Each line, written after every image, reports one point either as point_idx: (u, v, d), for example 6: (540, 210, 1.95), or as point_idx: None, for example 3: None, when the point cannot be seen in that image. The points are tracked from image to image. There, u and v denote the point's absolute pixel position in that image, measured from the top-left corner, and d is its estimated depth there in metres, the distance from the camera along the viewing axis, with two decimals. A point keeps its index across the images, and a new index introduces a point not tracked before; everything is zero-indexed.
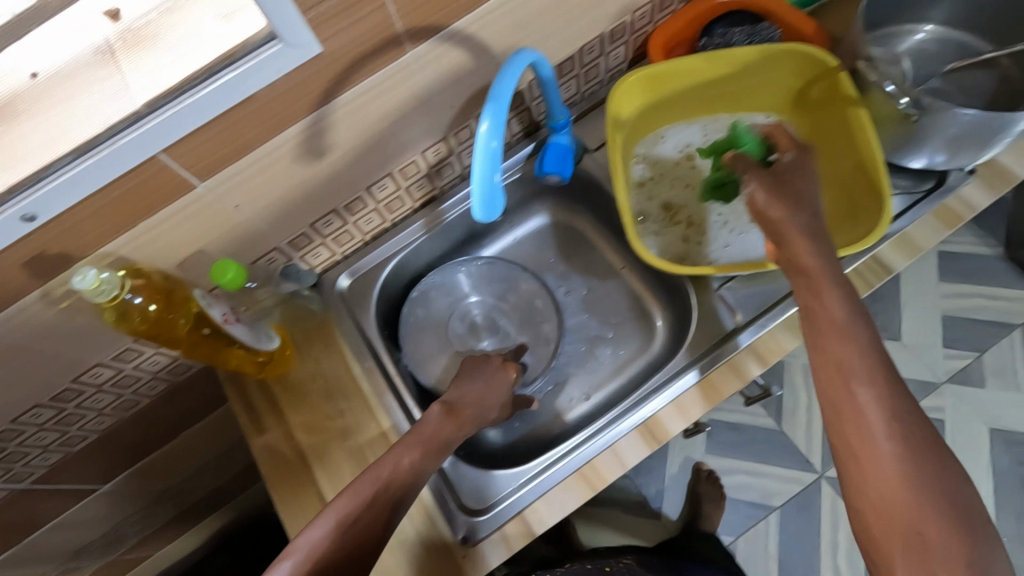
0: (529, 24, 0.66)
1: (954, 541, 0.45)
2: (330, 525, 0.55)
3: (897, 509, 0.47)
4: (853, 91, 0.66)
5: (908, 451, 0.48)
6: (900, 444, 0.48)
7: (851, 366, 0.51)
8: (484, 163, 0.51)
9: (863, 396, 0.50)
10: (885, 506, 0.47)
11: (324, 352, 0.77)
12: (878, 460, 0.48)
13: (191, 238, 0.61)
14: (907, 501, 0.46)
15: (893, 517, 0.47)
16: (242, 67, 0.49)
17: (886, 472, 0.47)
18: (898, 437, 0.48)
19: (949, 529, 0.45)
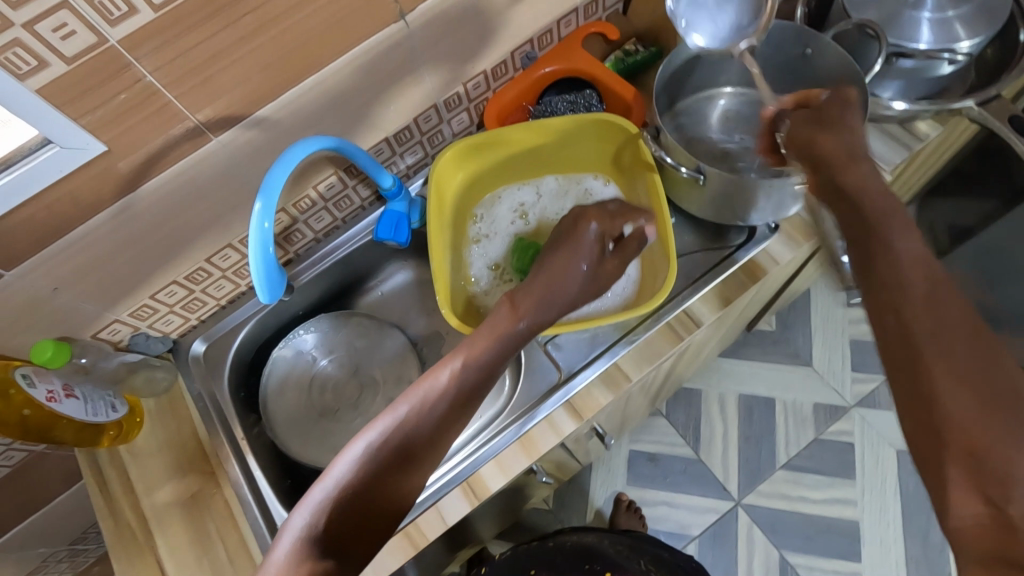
0: (345, 103, 0.70)
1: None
2: (363, 460, 0.52)
3: (1001, 440, 0.37)
4: (648, 158, 0.71)
5: (985, 408, 0.38)
6: (968, 393, 0.39)
7: (898, 302, 0.43)
8: (257, 243, 0.56)
9: (938, 344, 0.41)
10: (967, 441, 0.38)
11: (173, 417, 0.79)
12: (975, 366, 0.39)
13: (10, 320, 0.64)
14: (1023, 466, 0.36)
15: (982, 454, 0.37)
16: (18, 171, 0.52)
17: (1011, 440, 0.37)
18: (959, 370, 0.39)
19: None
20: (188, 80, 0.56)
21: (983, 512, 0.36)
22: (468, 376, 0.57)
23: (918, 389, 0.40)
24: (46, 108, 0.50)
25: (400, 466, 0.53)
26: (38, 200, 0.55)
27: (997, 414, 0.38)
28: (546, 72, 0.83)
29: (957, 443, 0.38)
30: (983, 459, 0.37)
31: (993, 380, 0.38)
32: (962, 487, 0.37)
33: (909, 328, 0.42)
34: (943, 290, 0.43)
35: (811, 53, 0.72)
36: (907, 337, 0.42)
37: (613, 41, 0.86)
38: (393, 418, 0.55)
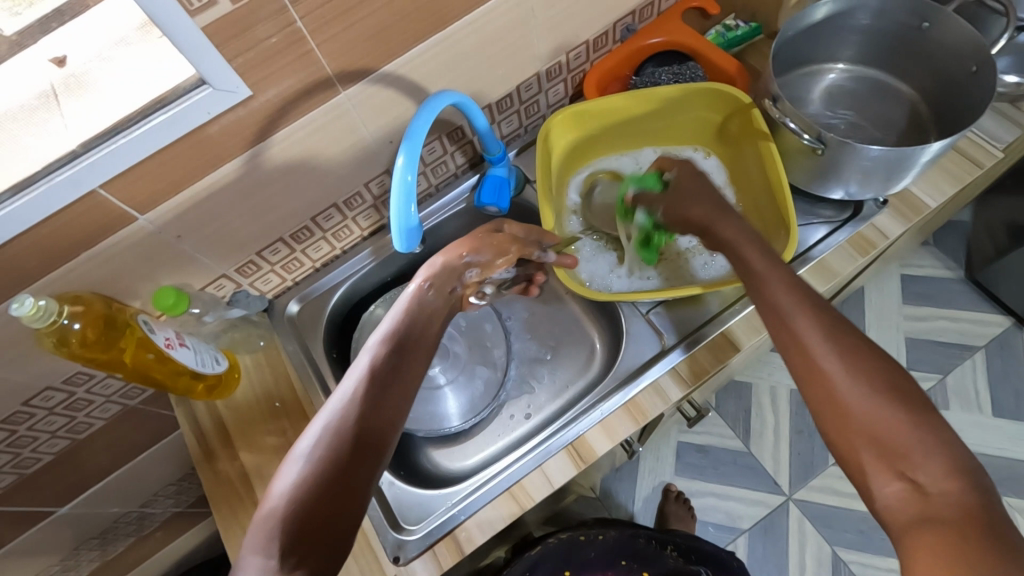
0: (459, 64, 0.70)
1: (909, 431, 0.46)
2: (330, 432, 0.51)
3: (890, 422, 0.47)
4: (763, 126, 0.71)
5: (881, 397, 0.48)
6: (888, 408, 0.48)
7: (809, 353, 0.52)
8: (399, 193, 0.58)
9: (813, 344, 0.52)
10: (885, 440, 0.47)
11: (270, 375, 0.80)
12: (872, 402, 0.48)
13: (135, 266, 0.65)
14: (917, 454, 0.45)
15: (890, 446, 0.47)
16: (172, 110, 0.53)
17: (893, 426, 0.47)
18: (853, 388, 0.49)
19: (952, 466, 0.45)
20: (331, 29, 0.57)
21: (902, 487, 0.45)
22: (388, 351, 0.58)
23: (848, 445, 0.49)
24: (207, 46, 0.51)
25: (373, 425, 0.53)
26: (184, 141, 0.56)
27: (889, 397, 0.48)
28: (651, 43, 0.83)
29: (868, 438, 0.47)
30: (891, 446, 0.46)
31: (857, 362, 0.50)
32: (879, 473, 0.47)
33: (832, 358, 0.51)
34: (813, 304, 0.54)
35: (929, 27, 0.71)
36: (837, 403, 0.49)
37: (713, 16, 0.86)
38: (341, 396, 0.55)
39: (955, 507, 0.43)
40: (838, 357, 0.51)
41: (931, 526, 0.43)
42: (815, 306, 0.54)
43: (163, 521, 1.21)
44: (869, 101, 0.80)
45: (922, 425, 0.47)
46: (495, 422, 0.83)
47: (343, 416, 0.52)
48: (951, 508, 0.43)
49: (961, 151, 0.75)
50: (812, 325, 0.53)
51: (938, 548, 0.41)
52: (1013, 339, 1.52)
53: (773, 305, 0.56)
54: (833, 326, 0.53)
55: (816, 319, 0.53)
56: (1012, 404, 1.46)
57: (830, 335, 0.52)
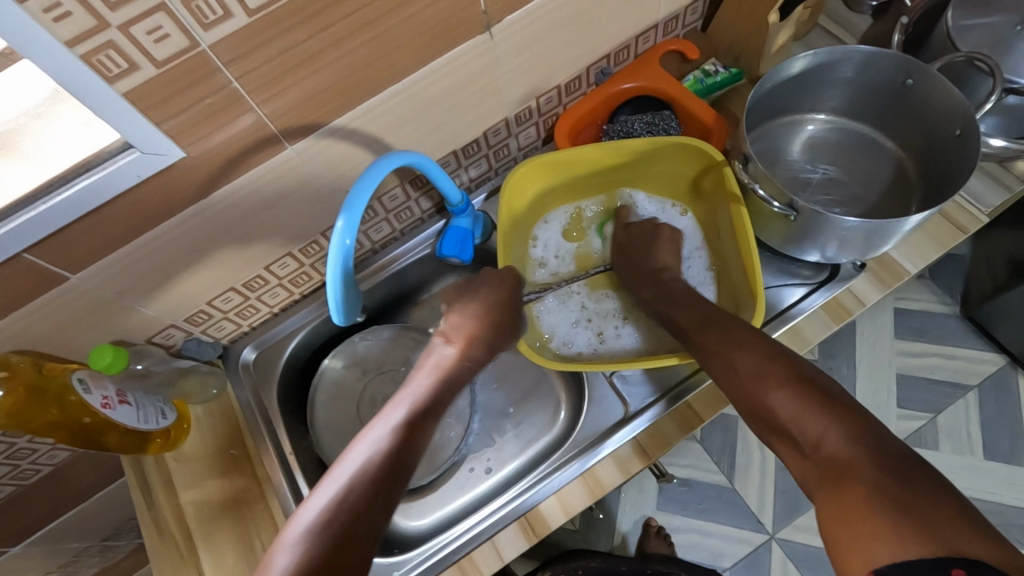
0: (418, 114, 0.67)
1: (824, 418, 0.51)
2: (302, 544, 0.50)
3: (784, 402, 0.54)
4: (734, 187, 0.68)
5: (776, 385, 0.55)
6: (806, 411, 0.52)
7: (733, 359, 0.59)
8: (336, 257, 0.54)
9: (733, 358, 0.58)
10: (786, 421, 0.53)
11: (220, 426, 0.77)
12: (765, 403, 0.55)
13: (70, 324, 0.62)
14: (813, 421, 0.52)
15: (785, 422, 0.53)
16: (97, 175, 0.50)
17: (789, 408, 0.53)
18: (749, 379, 0.57)
19: (845, 427, 0.50)
20: (274, 86, 0.54)
21: (807, 455, 0.51)
22: (402, 428, 0.59)
23: (760, 424, 0.56)
24: (132, 111, 0.48)
25: (377, 495, 0.54)
26: (115, 203, 0.54)
27: (795, 392, 0.54)
28: (625, 88, 0.80)
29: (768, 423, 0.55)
30: (791, 427, 0.53)
31: (760, 354, 0.58)
32: (784, 446, 0.53)
33: (733, 356, 0.59)
34: (709, 325, 0.63)
35: (913, 84, 0.68)
36: (745, 402, 0.57)
37: (692, 60, 0.82)
38: (354, 459, 0.57)
39: (851, 456, 0.48)
40: (746, 357, 0.58)
41: (835, 484, 0.48)
42: (718, 326, 0.62)
43: (128, 551, 1.18)
44: (853, 155, 0.76)
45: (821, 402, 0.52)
46: (455, 477, 0.80)
47: (348, 481, 0.55)
48: (852, 462, 0.48)
49: (946, 213, 0.72)
50: (740, 346, 0.59)
51: (845, 499, 0.46)
52: (1007, 379, 1.47)
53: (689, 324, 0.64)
54: (737, 347, 0.59)
55: (721, 339, 0.61)
56: (1004, 446, 1.42)
57: (738, 348, 0.59)
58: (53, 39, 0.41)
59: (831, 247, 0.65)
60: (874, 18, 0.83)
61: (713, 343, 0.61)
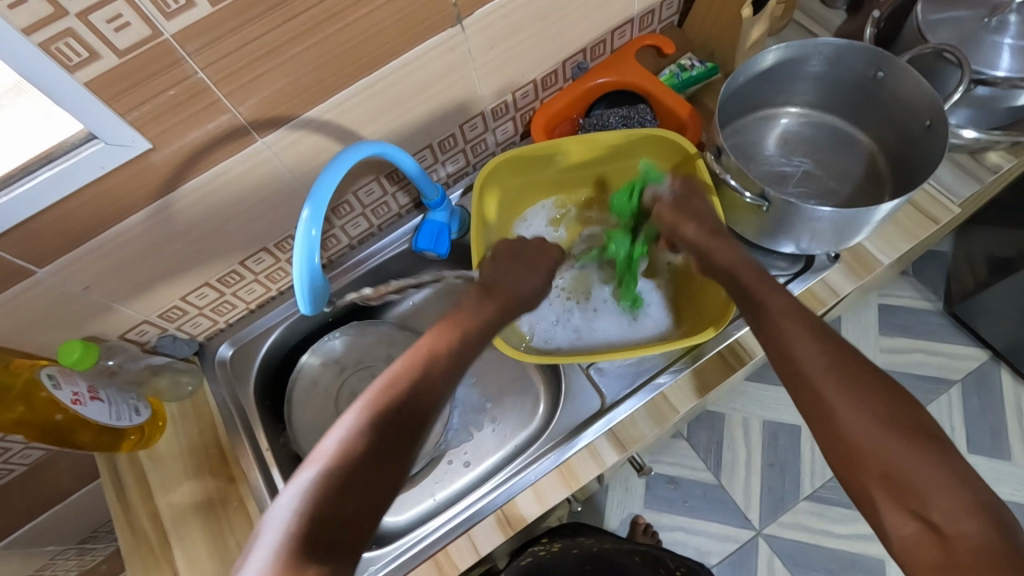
0: (393, 106, 0.67)
1: (929, 465, 0.46)
2: (334, 464, 0.48)
3: (920, 471, 0.46)
4: (707, 178, 0.69)
5: (899, 446, 0.48)
6: (912, 451, 0.47)
7: (830, 391, 0.51)
8: (303, 248, 0.54)
9: (843, 391, 0.51)
10: (902, 481, 0.46)
11: (195, 423, 0.76)
12: (891, 456, 0.47)
13: (37, 318, 0.61)
14: (950, 497, 0.45)
15: (905, 484, 0.46)
16: (60, 165, 0.50)
17: (916, 470, 0.46)
18: (865, 430, 0.49)
19: (974, 505, 0.45)
20: (241, 77, 0.54)
21: (919, 528, 0.45)
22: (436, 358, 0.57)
23: (858, 470, 0.49)
24: (94, 101, 0.47)
25: (388, 459, 0.50)
26: (79, 196, 0.53)
27: (888, 416, 0.49)
28: (601, 83, 0.80)
29: (884, 481, 0.47)
30: (896, 478, 0.47)
31: (866, 397, 0.50)
32: (893, 510, 0.46)
33: (842, 395, 0.51)
34: (827, 339, 0.54)
35: (883, 77, 0.68)
36: (853, 449, 0.49)
37: (668, 54, 0.83)
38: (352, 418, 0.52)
39: (979, 549, 0.43)
40: (848, 396, 0.51)
41: (958, 573, 0.42)
42: (830, 344, 0.54)
43: None
44: (827, 149, 0.77)
45: (936, 463, 0.46)
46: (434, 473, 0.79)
47: (354, 444, 0.50)
48: (978, 552, 0.42)
49: (917, 205, 0.73)
50: (839, 370, 0.52)
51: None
52: (988, 374, 1.49)
53: (792, 348, 0.55)
54: (861, 384, 0.51)
55: (834, 363, 0.53)
56: (987, 441, 1.43)
57: (849, 385, 0.51)
58: (9, 26, 0.40)
59: (803, 238, 0.65)
60: (848, 14, 0.84)
61: (830, 372, 0.52)
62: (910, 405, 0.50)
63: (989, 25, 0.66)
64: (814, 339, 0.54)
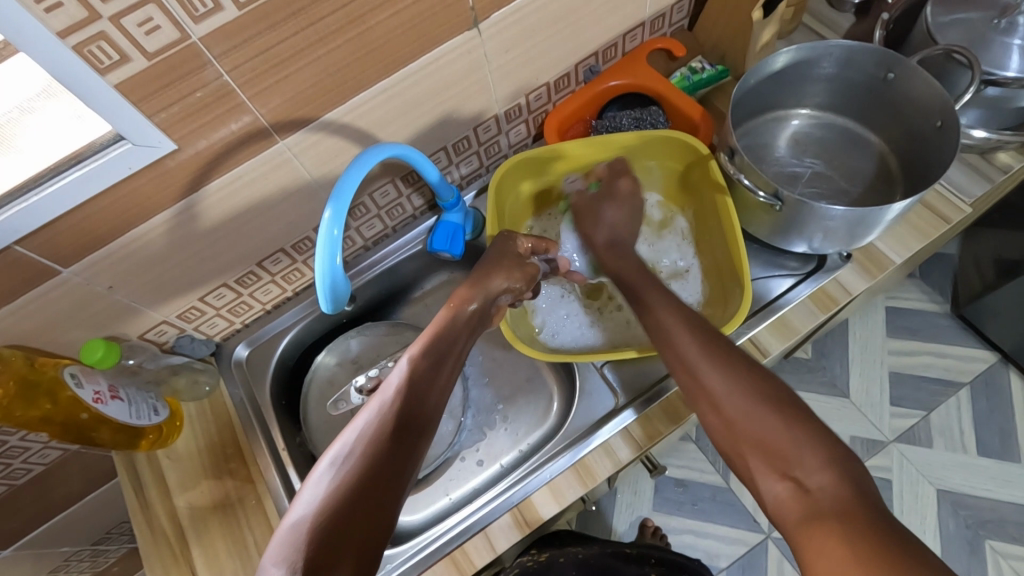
0: (409, 108, 0.68)
1: (786, 428, 0.50)
2: (351, 454, 0.51)
3: (782, 433, 0.50)
4: (719, 178, 0.69)
5: (765, 415, 0.51)
6: (773, 415, 0.51)
7: (689, 357, 0.57)
8: (324, 248, 0.54)
9: (707, 366, 0.56)
10: (771, 448, 0.50)
11: (213, 422, 0.77)
12: (761, 424, 0.51)
13: (61, 317, 0.62)
14: (804, 450, 0.49)
15: (774, 449, 0.50)
16: (89, 166, 0.51)
17: (781, 436, 0.50)
18: (737, 404, 0.53)
19: (829, 459, 0.48)
20: (264, 80, 0.55)
21: (787, 487, 0.48)
22: (433, 357, 0.60)
23: (738, 442, 0.52)
24: (124, 103, 0.48)
25: (395, 462, 0.51)
26: (107, 196, 0.54)
27: (747, 382, 0.54)
28: (613, 86, 0.81)
29: (756, 448, 0.51)
30: (770, 443, 0.50)
31: (742, 376, 0.54)
32: (766, 473, 0.50)
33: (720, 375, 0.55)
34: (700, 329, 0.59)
35: (894, 78, 0.69)
36: (728, 422, 0.53)
37: (680, 58, 0.84)
38: (356, 429, 0.54)
39: (834, 498, 0.45)
40: (721, 373, 0.55)
41: (820, 521, 0.45)
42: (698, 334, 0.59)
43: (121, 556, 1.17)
44: (837, 150, 0.78)
45: (795, 425, 0.50)
46: (449, 472, 0.80)
47: (362, 452, 0.51)
48: (842, 503, 0.45)
49: (929, 205, 0.73)
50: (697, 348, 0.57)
51: (832, 539, 0.43)
52: (997, 376, 1.48)
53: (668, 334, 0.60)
54: (730, 363, 0.55)
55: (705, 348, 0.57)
56: (996, 444, 1.42)
57: (717, 362, 0.56)
58: (46, 30, 0.42)
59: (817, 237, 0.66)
60: (857, 16, 0.85)
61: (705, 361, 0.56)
62: (773, 381, 0.54)
63: (999, 26, 0.67)
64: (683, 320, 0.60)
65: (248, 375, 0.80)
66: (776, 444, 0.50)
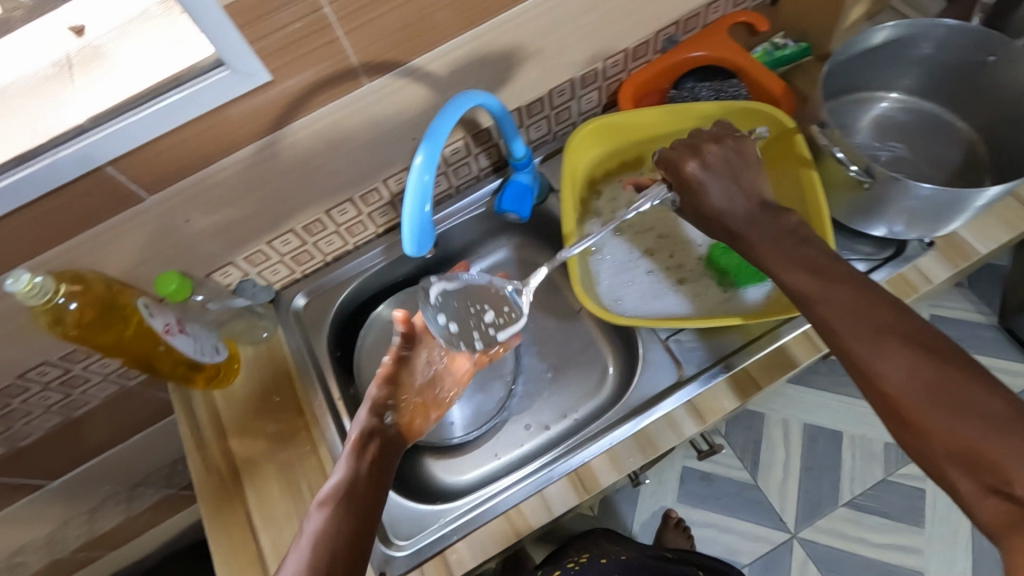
0: (493, 62, 0.67)
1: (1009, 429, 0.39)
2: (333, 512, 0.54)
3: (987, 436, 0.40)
4: (805, 152, 0.66)
5: (963, 395, 0.42)
6: (978, 412, 0.41)
7: (850, 337, 0.47)
8: (413, 194, 0.53)
9: (865, 347, 0.46)
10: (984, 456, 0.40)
11: (270, 369, 0.78)
12: (956, 425, 0.41)
13: (138, 247, 0.62)
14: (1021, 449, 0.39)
15: (982, 456, 0.40)
16: (189, 89, 0.51)
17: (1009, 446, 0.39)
18: (920, 399, 0.43)
19: None
20: (361, 17, 0.54)
21: (1003, 504, 0.39)
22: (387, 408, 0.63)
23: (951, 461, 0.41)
24: (229, 24, 0.48)
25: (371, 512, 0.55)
26: (194, 124, 0.54)
27: (926, 360, 0.44)
28: (693, 57, 0.79)
29: (955, 458, 0.41)
30: (982, 453, 0.40)
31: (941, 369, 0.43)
32: (970, 488, 0.40)
33: (909, 359, 0.44)
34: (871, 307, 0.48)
35: (994, 62, 0.66)
36: (910, 423, 0.43)
37: (761, 33, 0.82)
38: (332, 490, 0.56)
39: None
40: (897, 360, 0.45)
41: None
42: (860, 299, 0.49)
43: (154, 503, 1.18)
44: (921, 135, 0.75)
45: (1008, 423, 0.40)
46: (499, 437, 0.80)
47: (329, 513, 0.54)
48: None
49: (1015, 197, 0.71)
50: (851, 314, 0.48)
51: None
52: None
53: (832, 317, 0.49)
54: (899, 341, 0.45)
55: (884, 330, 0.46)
56: None
57: (891, 342, 0.45)
58: None
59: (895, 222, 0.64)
60: None
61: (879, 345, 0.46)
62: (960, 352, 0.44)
63: None
64: (848, 292, 0.50)
65: (306, 323, 0.81)
66: (996, 461, 0.39)
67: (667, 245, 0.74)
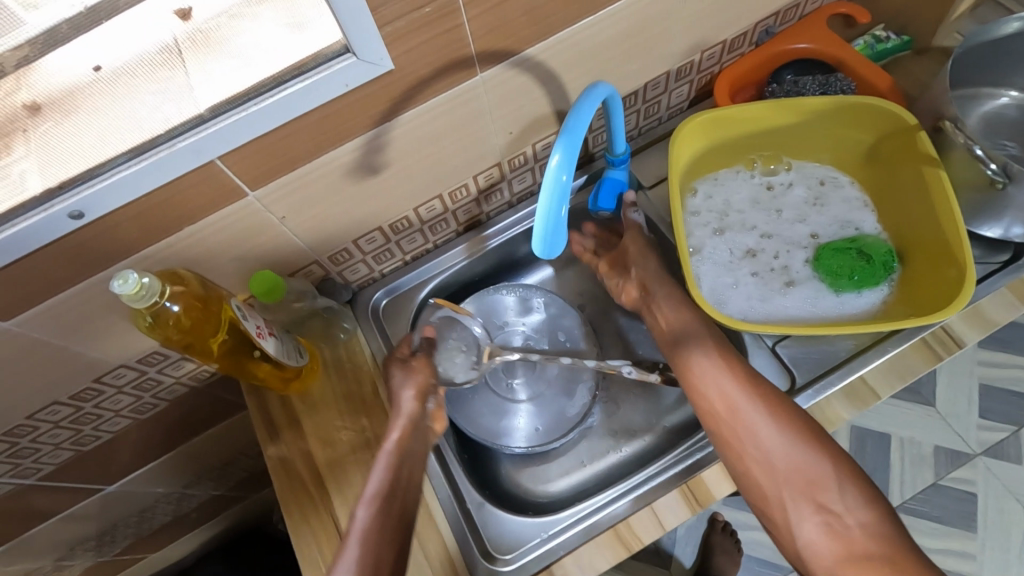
0: (598, 54, 0.64)
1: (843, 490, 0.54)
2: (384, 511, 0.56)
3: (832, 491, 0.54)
4: (930, 149, 0.63)
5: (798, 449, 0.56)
6: (798, 465, 0.55)
7: (759, 434, 0.57)
8: (551, 196, 0.50)
9: (759, 437, 0.57)
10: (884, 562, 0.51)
11: (350, 371, 0.74)
12: (821, 489, 0.55)
13: (232, 244, 0.59)
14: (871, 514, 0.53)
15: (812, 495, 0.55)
16: (311, 78, 0.48)
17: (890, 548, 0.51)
18: (789, 467, 0.56)
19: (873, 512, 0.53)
20: (488, 1, 0.51)
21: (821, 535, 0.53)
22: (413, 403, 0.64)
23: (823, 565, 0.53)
24: (362, 8, 0.44)
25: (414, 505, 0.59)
26: (308, 116, 0.51)
27: (798, 438, 0.56)
28: (793, 49, 0.76)
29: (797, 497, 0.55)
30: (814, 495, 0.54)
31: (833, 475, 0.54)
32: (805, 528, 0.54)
33: (789, 446, 0.56)
34: (787, 416, 0.57)
35: None
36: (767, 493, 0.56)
37: (858, 25, 0.78)
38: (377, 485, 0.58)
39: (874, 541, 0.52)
40: (781, 439, 0.56)
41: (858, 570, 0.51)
42: (758, 394, 0.58)
43: (201, 504, 1.15)
44: None
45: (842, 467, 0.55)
46: (587, 444, 0.77)
47: (366, 550, 0.54)
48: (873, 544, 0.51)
49: None
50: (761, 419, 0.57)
51: None
52: None
53: (752, 456, 0.57)
54: (786, 414, 0.57)
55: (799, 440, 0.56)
56: None
57: (775, 417, 0.57)
58: None
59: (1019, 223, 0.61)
60: None
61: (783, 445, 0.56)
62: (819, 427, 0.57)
63: None
64: (781, 434, 0.56)
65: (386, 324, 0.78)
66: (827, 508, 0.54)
67: (770, 244, 0.72)
